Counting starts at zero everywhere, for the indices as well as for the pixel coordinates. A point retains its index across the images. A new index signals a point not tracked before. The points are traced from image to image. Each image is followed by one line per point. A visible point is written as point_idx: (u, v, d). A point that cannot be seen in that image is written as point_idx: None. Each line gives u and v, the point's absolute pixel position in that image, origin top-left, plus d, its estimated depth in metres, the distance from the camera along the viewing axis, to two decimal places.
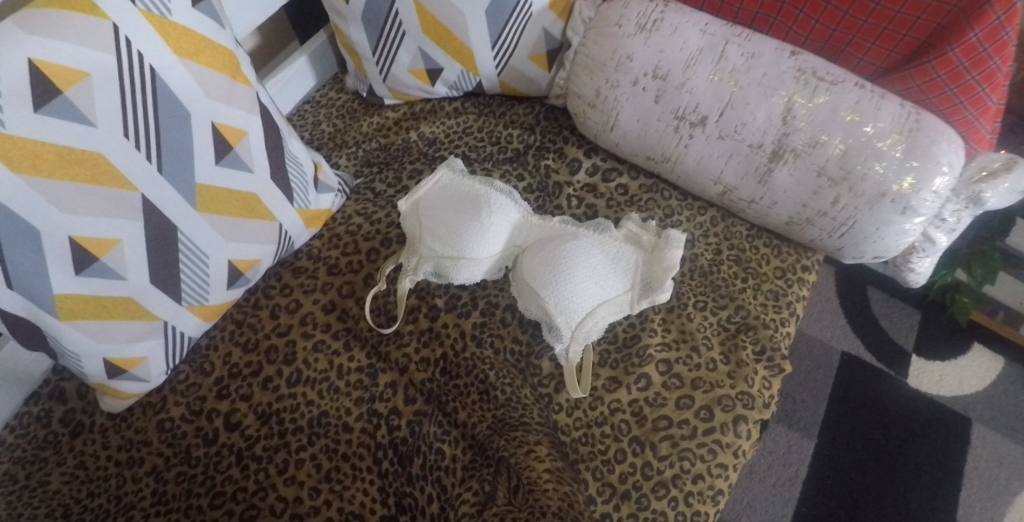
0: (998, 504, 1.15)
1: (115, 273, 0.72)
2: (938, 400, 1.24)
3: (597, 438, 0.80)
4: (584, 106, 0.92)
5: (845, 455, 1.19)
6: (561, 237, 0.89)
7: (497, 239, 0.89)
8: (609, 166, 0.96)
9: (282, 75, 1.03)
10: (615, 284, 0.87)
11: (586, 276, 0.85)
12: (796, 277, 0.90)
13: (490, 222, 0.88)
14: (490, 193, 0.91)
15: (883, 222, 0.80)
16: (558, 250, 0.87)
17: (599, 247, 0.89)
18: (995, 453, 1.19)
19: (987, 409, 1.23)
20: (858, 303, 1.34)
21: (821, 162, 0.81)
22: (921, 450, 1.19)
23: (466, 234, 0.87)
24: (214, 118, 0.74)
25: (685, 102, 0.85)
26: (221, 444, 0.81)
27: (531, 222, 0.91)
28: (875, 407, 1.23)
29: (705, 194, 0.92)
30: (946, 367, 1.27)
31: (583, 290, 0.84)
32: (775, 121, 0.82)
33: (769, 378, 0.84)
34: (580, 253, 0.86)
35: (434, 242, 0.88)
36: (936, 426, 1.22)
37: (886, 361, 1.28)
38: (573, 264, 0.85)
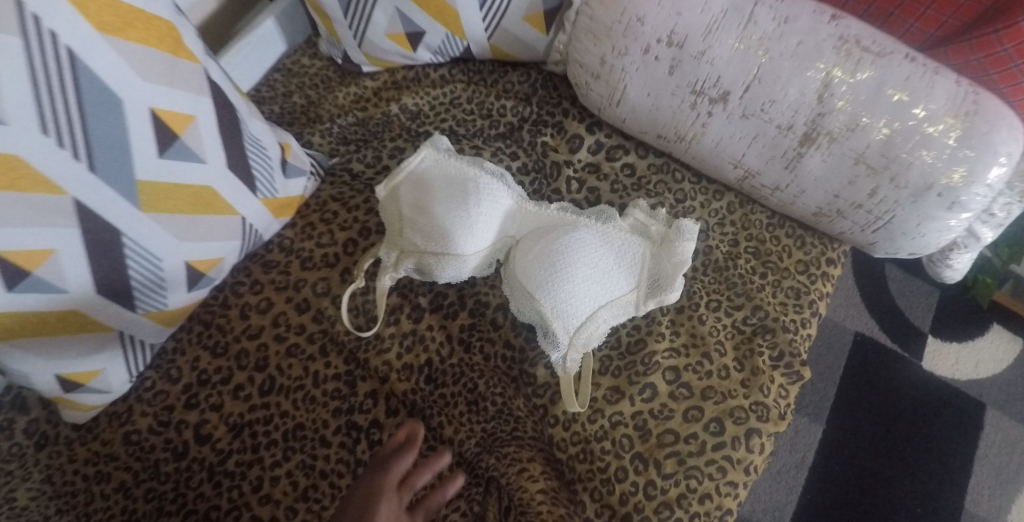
0: (1009, 491, 1.11)
1: (52, 286, 0.64)
2: (954, 384, 1.18)
3: (597, 455, 0.73)
4: (588, 76, 0.81)
5: (855, 440, 1.14)
6: (559, 228, 0.79)
7: (487, 230, 0.79)
8: (615, 142, 0.86)
9: (240, 46, 0.91)
10: (619, 282, 0.78)
11: (587, 276, 0.76)
12: (820, 272, 0.81)
13: (479, 212, 0.78)
14: (479, 176, 0.80)
15: (925, 218, 0.71)
16: (556, 245, 0.77)
17: (602, 240, 0.79)
18: (1008, 438, 1.14)
19: (1002, 394, 1.17)
20: (878, 279, 1.25)
21: (860, 148, 0.70)
22: (934, 435, 1.14)
23: (452, 227, 0.77)
24: (152, 104, 0.64)
25: (704, 74, 0.73)
26: (192, 458, 0.75)
27: (525, 209, 0.81)
28: (889, 390, 1.17)
29: (722, 177, 0.82)
30: (963, 349, 1.20)
31: (582, 293, 0.76)
32: (809, 98, 0.70)
33: (787, 386, 0.77)
34: (580, 249, 0.77)
35: (417, 235, 0.79)
36: (950, 410, 1.16)
37: (902, 342, 1.20)
38: (572, 262, 0.76)
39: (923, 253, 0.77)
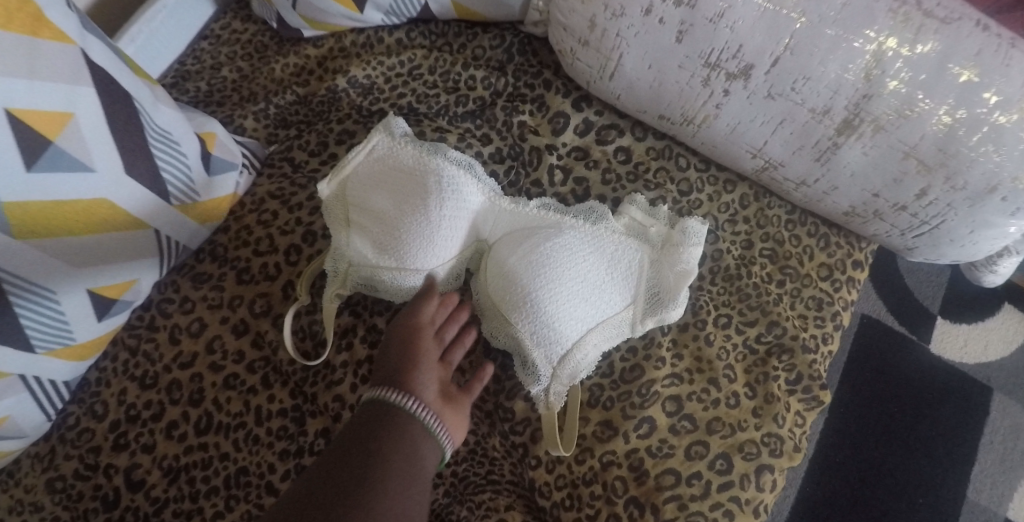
0: (1011, 478, 1.00)
1: None
2: (959, 368, 1.06)
3: (585, 501, 0.63)
4: (574, 42, 0.65)
5: (856, 427, 1.03)
6: (539, 232, 0.65)
7: (454, 235, 0.66)
8: (607, 122, 0.72)
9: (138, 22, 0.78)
10: (612, 298, 0.66)
11: (574, 293, 0.64)
12: (846, 277, 0.69)
13: (442, 217, 0.64)
14: (442, 169, 0.65)
15: (982, 225, 0.58)
16: (535, 256, 0.64)
17: (591, 247, 0.66)
18: (1014, 426, 1.03)
19: (1009, 378, 1.06)
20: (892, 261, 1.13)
21: (912, 140, 0.56)
22: (938, 424, 1.03)
23: (411, 236, 0.64)
24: (10, 106, 0.50)
25: (722, 42, 0.57)
26: (124, 508, 0.64)
27: (499, 206, 0.67)
28: (893, 376, 1.06)
29: (736, 166, 0.68)
30: (971, 330, 1.08)
31: (569, 315, 0.64)
32: (856, 76, 0.55)
33: (804, 412, 0.67)
34: (565, 260, 0.64)
35: (370, 243, 0.66)
36: (955, 396, 1.05)
37: (910, 325, 1.08)
38: (556, 278, 0.63)
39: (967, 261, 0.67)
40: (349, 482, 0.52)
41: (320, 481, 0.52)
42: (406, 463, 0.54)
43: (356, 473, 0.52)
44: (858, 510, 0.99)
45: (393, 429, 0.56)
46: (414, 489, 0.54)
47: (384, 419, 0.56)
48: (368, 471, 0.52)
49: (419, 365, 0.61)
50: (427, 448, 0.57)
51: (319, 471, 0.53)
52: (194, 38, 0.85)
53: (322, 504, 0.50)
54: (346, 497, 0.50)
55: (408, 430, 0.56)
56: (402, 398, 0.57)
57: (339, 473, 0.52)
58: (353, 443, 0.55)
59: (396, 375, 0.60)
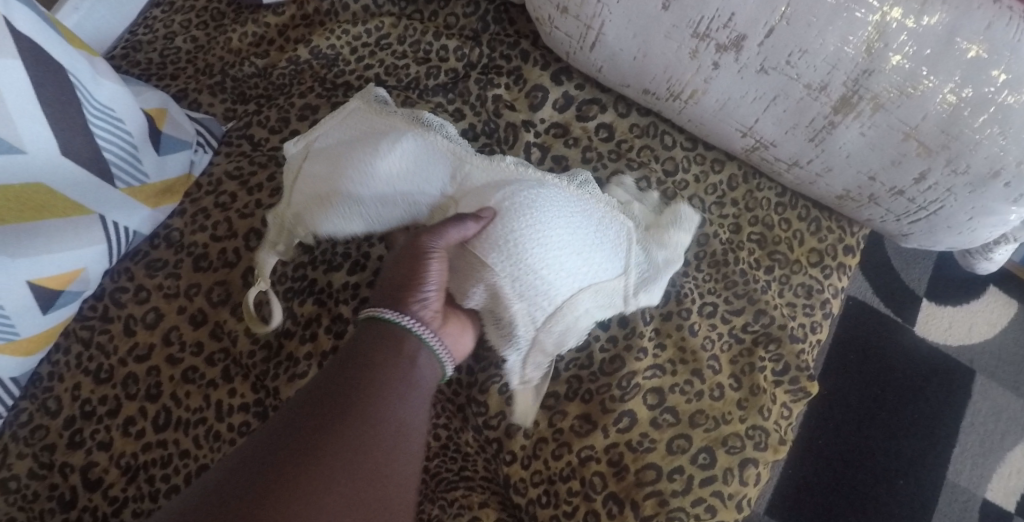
0: (991, 460, 1.00)
1: None
2: (944, 350, 1.05)
3: (563, 497, 0.60)
4: (552, 9, 0.60)
5: (843, 410, 1.02)
6: (518, 188, 0.57)
7: (415, 186, 0.58)
8: (588, 97, 0.67)
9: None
10: (605, 258, 0.60)
11: (568, 252, 0.57)
12: (837, 263, 0.66)
13: (405, 162, 0.58)
14: (416, 124, 0.60)
15: (981, 211, 0.55)
16: (523, 215, 0.56)
17: (575, 201, 0.59)
18: (997, 407, 1.02)
19: (993, 359, 1.04)
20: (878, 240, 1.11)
21: (913, 120, 0.52)
22: (923, 406, 1.02)
23: (366, 176, 0.58)
24: None
25: (713, 10, 0.53)
26: (82, 508, 0.61)
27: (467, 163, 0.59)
28: (878, 356, 1.04)
29: (724, 145, 0.64)
30: (957, 311, 1.06)
31: (566, 273, 0.57)
32: (855, 48, 0.51)
33: (790, 404, 0.64)
34: (555, 214, 0.57)
35: (317, 183, 0.59)
36: (939, 378, 1.03)
37: (897, 305, 1.06)
38: (552, 237, 0.56)
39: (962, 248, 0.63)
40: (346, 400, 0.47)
41: (314, 397, 0.47)
42: (407, 377, 0.50)
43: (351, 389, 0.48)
44: (837, 490, 0.98)
45: (396, 347, 0.50)
46: (412, 401, 0.50)
47: (383, 339, 0.51)
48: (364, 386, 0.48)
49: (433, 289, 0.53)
50: (432, 367, 0.52)
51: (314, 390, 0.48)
52: (147, 5, 0.79)
53: (309, 425, 0.46)
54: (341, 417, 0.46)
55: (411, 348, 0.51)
56: (409, 319, 0.51)
57: (337, 389, 0.48)
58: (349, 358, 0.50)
59: (407, 297, 0.52)
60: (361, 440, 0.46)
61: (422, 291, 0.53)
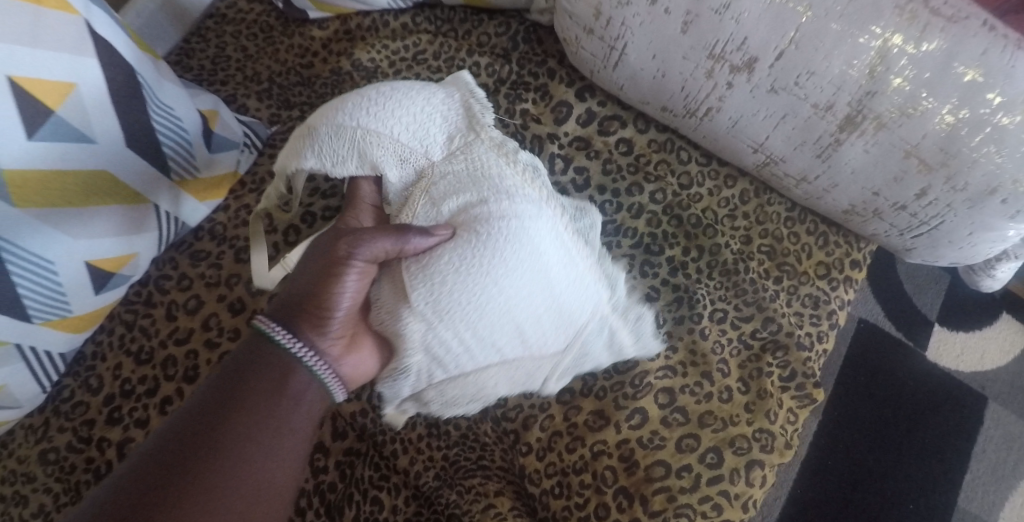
0: (1002, 488, 1.00)
1: None
2: (956, 375, 1.06)
3: (575, 489, 0.63)
4: (579, 30, 0.65)
5: (852, 431, 1.03)
6: (501, 239, 0.55)
7: (413, 138, 0.59)
8: (609, 113, 0.71)
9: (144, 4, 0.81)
10: (555, 331, 0.59)
11: (510, 329, 0.57)
12: (843, 276, 0.69)
13: (415, 111, 0.60)
14: (451, 90, 0.62)
15: (980, 227, 0.58)
16: (487, 270, 0.55)
17: (552, 278, 0.58)
18: (1010, 434, 1.03)
19: (1006, 387, 1.06)
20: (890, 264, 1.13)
21: (914, 139, 0.56)
22: (933, 431, 1.03)
23: (371, 113, 0.59)
24: (10, 72, 0.50)
25: (727, 34, 0.57)
26: None
27: (479, 164, 0.58)
28: (888, 379, 1.06)
29: (737, 160, 0.68)
30: (969, 338, 1.08)
31: (486, 347, 0.57)
32: (858, 72, 0.55)
33: (796, 409, 0.66)
34: (517, 289, 0.56)
35: (318, 117, 0.61)
36: (950, 404, 1.05)
37: (908, 330, 1.08)
38: (496, 310, 0.56)
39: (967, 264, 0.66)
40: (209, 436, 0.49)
41: (182, 431, 0.49)
42: (281, 414, 0.51)
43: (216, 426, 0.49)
44: (847, 511, 0.99)
45: (273, 379, 0.52)
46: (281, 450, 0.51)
47: (266, 358, 0.52)
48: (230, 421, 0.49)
49: (336, 312, 0.54)
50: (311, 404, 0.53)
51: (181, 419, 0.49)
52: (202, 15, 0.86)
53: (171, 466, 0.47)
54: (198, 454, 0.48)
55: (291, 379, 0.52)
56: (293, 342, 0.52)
57: (203, 422, 0.49)
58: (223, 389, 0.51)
59: (311, 307, 0.53)
60: (217, 480, 0.47)
61: (324, 312, 0.53)
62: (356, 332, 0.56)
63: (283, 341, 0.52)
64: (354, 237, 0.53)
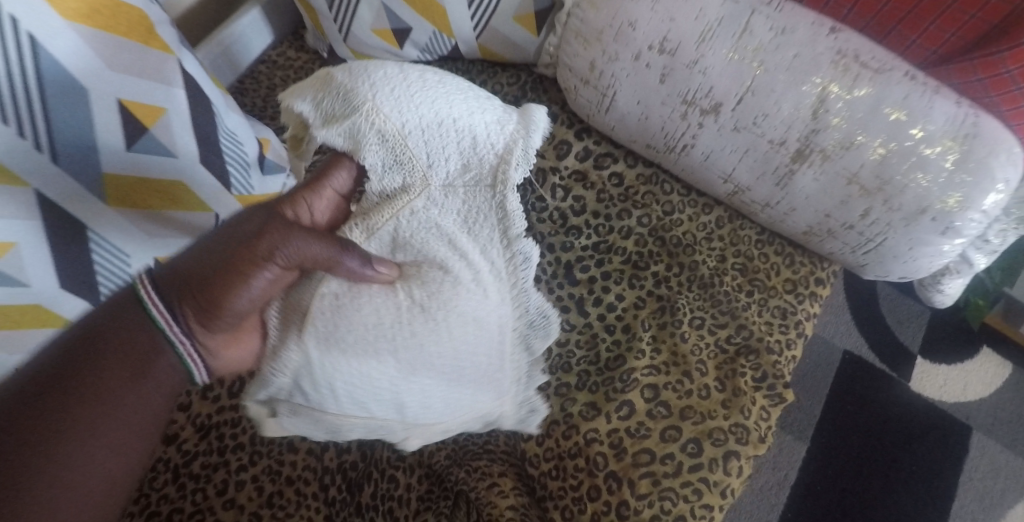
0: (991, 516, 1.06)
1: (15, 280, 0.61)
2: (940, 406, 1.13)
3: (570, 472, 0.71)
4: (576, 81, 0.78)
5: (839, 458, 1.10)
6: (428, 316, 0.60)
7: (424, 144, 0.63)
8: (604, 150, 0.83)
9: (225, 33, 0.92)
10: (446, 401, 0.63)
11: (386, 394, 0.60)
12: (808, 291, 0.79)
13: (449, 125, 0.63)
14: (506, 126, 0.64)
15: (917, 242, 0.69)
16: (402, 342, 0.59)
17: (463, 366, 0.63)
18: (995, 463, 1.10)
19: (989, 417, 1.13)
20: (872, 302, 1.21)
21: (854, 168, 0.67)
22: (918, 460, 1.10)
23: (406, 108, 0.62)
24: (120, 95, 0.62)
25: (696, 84, 0.70)
26: (157, 459, 0.74)
27: (472, 218, 0.64)
28: (874, 408, 1.13)
29: (712, 191, 0.79)
30: (951, 370, 1.16)
31: (363, 400, 0.60)
32: (803, 113, 0.67)
33: (769, 408, 0.74)
34: (415, 368, 0.60)
35: (357, 86, 0.63)
36: (936, 432, 1.12)
37: (891, 362, 1.16)
38: (385, 382, 0.59)
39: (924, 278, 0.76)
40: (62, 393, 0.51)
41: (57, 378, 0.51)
42: (142, 392, 0.54)
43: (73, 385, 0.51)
44: None
45: (140, 353, 0.54)
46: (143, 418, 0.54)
47: (138, 325, 0.55)
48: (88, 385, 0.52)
49: (234, 314, 0.55)
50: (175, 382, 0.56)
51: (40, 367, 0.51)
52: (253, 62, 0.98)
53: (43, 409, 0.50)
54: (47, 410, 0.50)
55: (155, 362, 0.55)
56: (172, 326, 0.55)
57: (59, 378, 0.51)
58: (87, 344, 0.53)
59: (207, 289, 0.54)
60: (65, 447, 0.49)
61: (220, 308, 0.54)
62: (242, 327, 0.59)
63: (162, 322, 0.54)
64: (293, 239, 0.55)
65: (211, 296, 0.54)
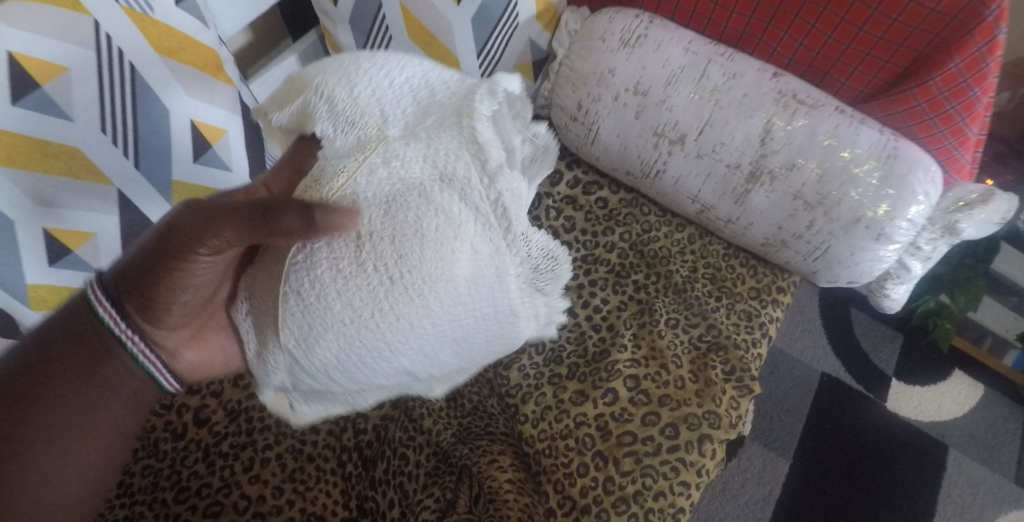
0: None
1: (87, 265, 0.74)
2: (917, 425, 1.20)
3: (561, 451, 0.81)
4: (567, 118, 0.91)
5: (821, 475, 1.16)
6: (410, 291, 0.54)
7: (377, 99, 0.58)
8: (591, 179, 0.97)
9: (269, 72, 1.00)
10: (455, 355, 0.60)
11: (399, 372, 0.58)
12: (771, 298, 0.90)
13: (407, 83, 0.60)
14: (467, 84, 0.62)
15: (856, 248, 0.80)
16: (385, 322, 0.54)
17: (461, 325, 0.58)
18: (971, 479, 1.16)
19: (964, 436, 1.20)
20: (847, 325, 1.29)
21: (797, 186, 0.80)
22: (896, 476, 1.16)
23: (355, 80, 0.59)
24: (193, 116, 0.76)
25: (665, 119, 0.84)
26: (189, 439, 0.81)
27: (447, 169, 0.56)
28: (854, 427, 1.20)
29: (683, 211, 0.92)
30: (925, 391, 1.23)
31: (366, 377, 0.58)
32: (753, 141, 0.81)
33: (738, 398, 0.84)
34: (420, 346, 0.57)
35: (309, 72, 0.63)
36: (915, 450, 1.18)
37: (868, 384, 1.24)
38: (378, 354, 0.56)
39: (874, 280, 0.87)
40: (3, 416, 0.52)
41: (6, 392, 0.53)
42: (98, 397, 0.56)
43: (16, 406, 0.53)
44: None
45: (84, 362, 0.55)
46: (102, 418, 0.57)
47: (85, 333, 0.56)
48: (27, 406, 0.53)
49: (179, 306, 0.56)
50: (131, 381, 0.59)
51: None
52: None
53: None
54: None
55: (101, 364, 0.56)
56: (117, 323, 0.56)
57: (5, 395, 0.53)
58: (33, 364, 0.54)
59: (147, 285, 0.54)
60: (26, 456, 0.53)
61: (165, 303, 0.55)
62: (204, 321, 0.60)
63: (109, 322, 0.56)
64: (213, 221, 0.50)
65: (152, 291, 0.54)
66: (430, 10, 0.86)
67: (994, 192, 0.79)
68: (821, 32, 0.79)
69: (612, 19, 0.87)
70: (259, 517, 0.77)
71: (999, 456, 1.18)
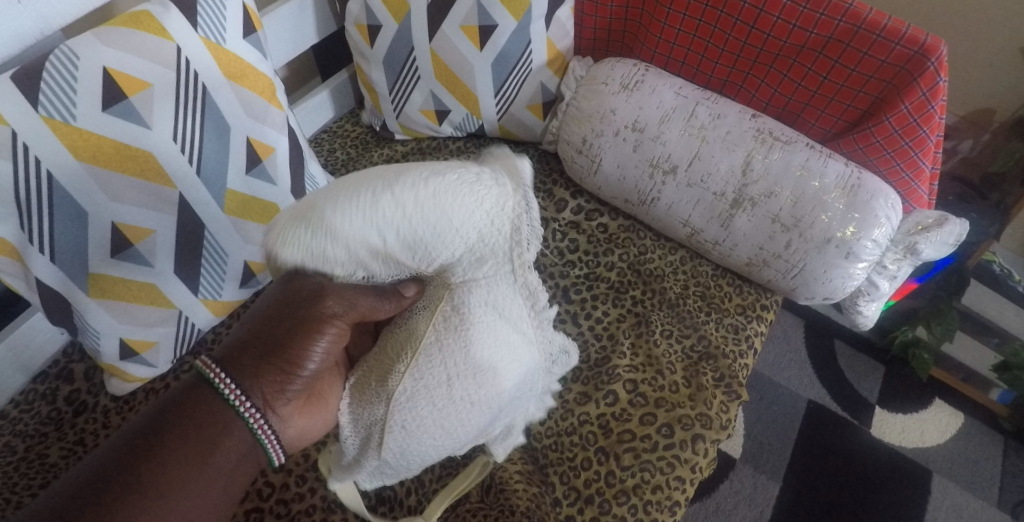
0: None
1: (144, 260, 0.81)
2: (901, 451, 1.27)
3: (566, 446, 0.88)
4: (573, 151, 1.03)
5: (810, 498, 1.21)
6: (476, 404, 0.74)
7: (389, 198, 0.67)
8: (592, 207, 1.08)
9: (306, 104, 1.12)
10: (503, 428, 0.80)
11: (450, 450, 0.77)
12: (756, 314, 1.00)
13: (432, 214, 0.67)
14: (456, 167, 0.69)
15: (829, 265, 0.90)
16: (455, 423, 0.74)
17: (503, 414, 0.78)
18: (955, 504, 1.22)
19: (947, 462, 1.26)
20: (831, 354, 1.38)
21: (774, 211, 0.91)
22: (884, 498, 1.22)
23: (382, 220, 0.65)
24: (250, 134, 0.85)
25: (659, 152, 0.96)
26: None
27: (500, 306, 0.73)
28: (840, 452, 1.26)
29: (676, 235, 1.02)
30: (907, 419, 1.31)
31: (426, 456, 0.76)
32: (736, 172, 0.92)
33: (727, 402, 0.91)
34: (471, 422, 0.75)
35: (316, 212, 0.66)
36: (899, 474, 1.25)
37: (852, 411, 1.31)
38: (438, 437, 0.75)
39: (843, 298, 0.96)
40: (126, 476, 0.63)
41: (154, 431, 0.65)
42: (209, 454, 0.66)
43: (136, 480, 0.63)
44: None
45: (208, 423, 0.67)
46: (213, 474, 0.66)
47: (208, 400, 0.68)
48: (165, 457, 0.64)
49: (296, 371, 0.69)
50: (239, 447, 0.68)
51: (98, 466, 0.63)
52: (315, 130, 1.18)
53: (153, 455, 0.64)
54: (108, 503, 0.61)
55: (226, 433, 0.67)
56: (242, 399, 0.68)
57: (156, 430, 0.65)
58: (139, 440, 0.64)
59: (280, 362, 0.69)
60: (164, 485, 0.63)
61: (288, 371, 0.69)
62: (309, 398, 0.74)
63: (233, 398, 0.68)
64: (327, 295, 0.68)
65: (281, 369, 0.69)
66: (456, 53, 0.99)
67: (948, 217, 0.90)
68: (792, 80, 0.93)
69: (613, 67, 1.00)
70: (282, 503, 0.82)
71: (981, 481, 1.25)
